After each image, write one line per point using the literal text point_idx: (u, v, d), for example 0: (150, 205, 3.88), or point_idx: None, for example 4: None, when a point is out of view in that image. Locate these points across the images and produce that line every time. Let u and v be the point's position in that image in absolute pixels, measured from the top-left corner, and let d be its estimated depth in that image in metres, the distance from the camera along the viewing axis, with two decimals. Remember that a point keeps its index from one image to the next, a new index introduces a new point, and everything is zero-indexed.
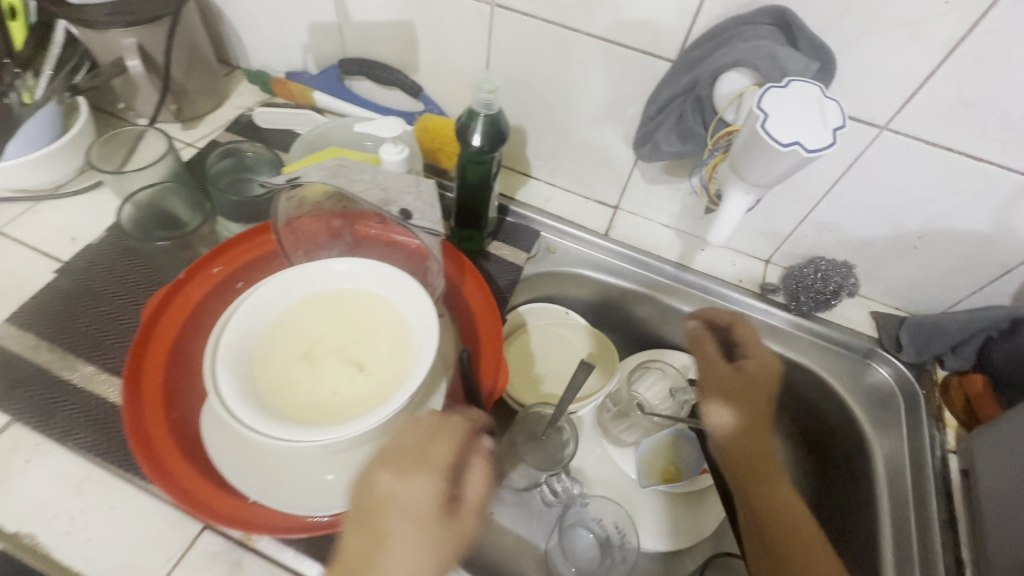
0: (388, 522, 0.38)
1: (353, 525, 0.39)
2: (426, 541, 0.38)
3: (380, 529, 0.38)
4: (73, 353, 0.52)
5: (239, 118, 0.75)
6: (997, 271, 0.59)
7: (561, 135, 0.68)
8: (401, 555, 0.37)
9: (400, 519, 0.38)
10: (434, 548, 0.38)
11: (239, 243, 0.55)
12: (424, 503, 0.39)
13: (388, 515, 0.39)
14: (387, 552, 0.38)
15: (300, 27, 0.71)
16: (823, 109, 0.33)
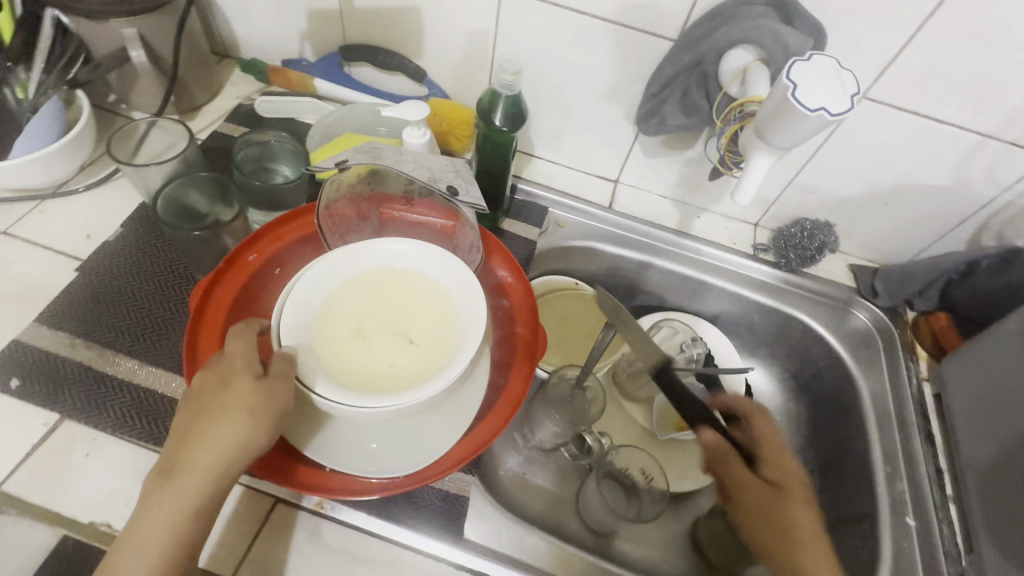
0: (202, 399, 0.41)
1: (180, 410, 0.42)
2: (239, 404, 0.40)
3: (197, 405, 0.41)
4: (110, 348, 0.51)
5: (238, 108, 0.74)
6: (956, 221, 0.67)
7: (564, 114, 0.72)
8: (223, 417, 0.40)
9: (213, 398, 0.41)
10: (251, 411, 0.40)
11: (267, 231, 0.55)
12: (223, 379, 0.41)
13: (210, 393, 0.41)
14: (206, 421, 0.40)
15: (298, 14, 0.71)
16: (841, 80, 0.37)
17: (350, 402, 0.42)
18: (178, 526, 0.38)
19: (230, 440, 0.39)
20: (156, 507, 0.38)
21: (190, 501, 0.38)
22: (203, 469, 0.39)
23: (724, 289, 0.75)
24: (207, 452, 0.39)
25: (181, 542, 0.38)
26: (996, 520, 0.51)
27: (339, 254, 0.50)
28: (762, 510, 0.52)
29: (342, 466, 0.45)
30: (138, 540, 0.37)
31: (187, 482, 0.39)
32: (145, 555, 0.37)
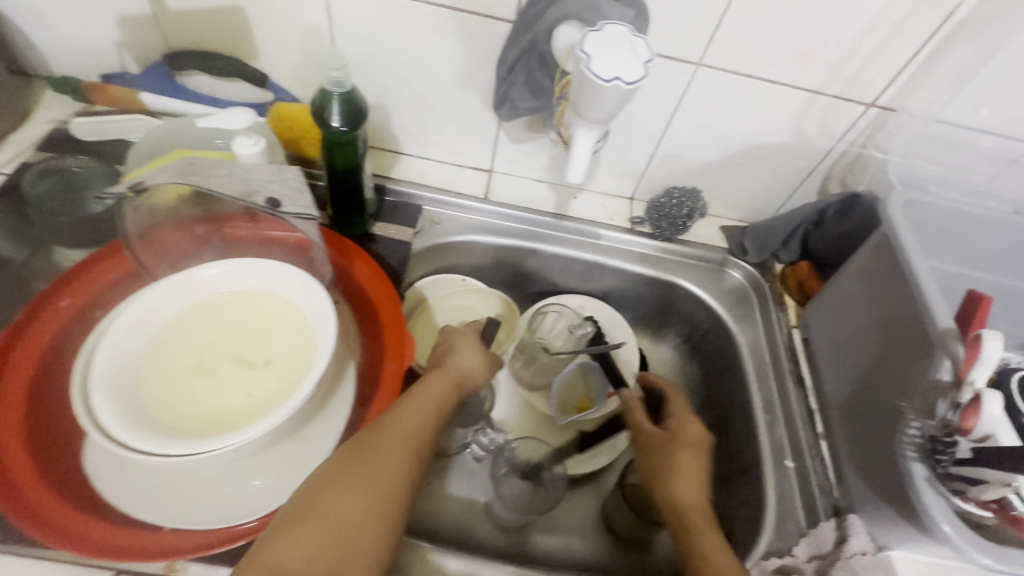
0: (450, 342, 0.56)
1: (441, 343, 0.57)
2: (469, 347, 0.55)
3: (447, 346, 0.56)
4: None
5: (53, 134, 0.65)
6: (805, 173, 0.71)
7: (422, 107, 0.68)
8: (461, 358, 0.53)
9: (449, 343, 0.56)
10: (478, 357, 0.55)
11: (85, 270, 0.49)
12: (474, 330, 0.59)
13: (450, 347, 0.55)
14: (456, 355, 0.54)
15: (106, 22, 0.63)
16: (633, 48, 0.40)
17: (184, 448, 0.38)
18: (414, 431, 0.44)
19: (468, 370, 0.53)
20: (391, 424, 0.44)
21: (430, 409, 0.46)
22: (446, 388, 0.50)
23: (610, 266, 0.75)
24: (451, 372, 0.51)
25: (412, 446, 0.43)
26: (857, 452, 0.54)
27: (170, 288, 0.46)
28: (658, 454, 0.55)
29: (190, 521, 0.41)
30: (380, 440, 0.42)
31: (426, 402, 0.47)
32: (387, 452, 0.42)
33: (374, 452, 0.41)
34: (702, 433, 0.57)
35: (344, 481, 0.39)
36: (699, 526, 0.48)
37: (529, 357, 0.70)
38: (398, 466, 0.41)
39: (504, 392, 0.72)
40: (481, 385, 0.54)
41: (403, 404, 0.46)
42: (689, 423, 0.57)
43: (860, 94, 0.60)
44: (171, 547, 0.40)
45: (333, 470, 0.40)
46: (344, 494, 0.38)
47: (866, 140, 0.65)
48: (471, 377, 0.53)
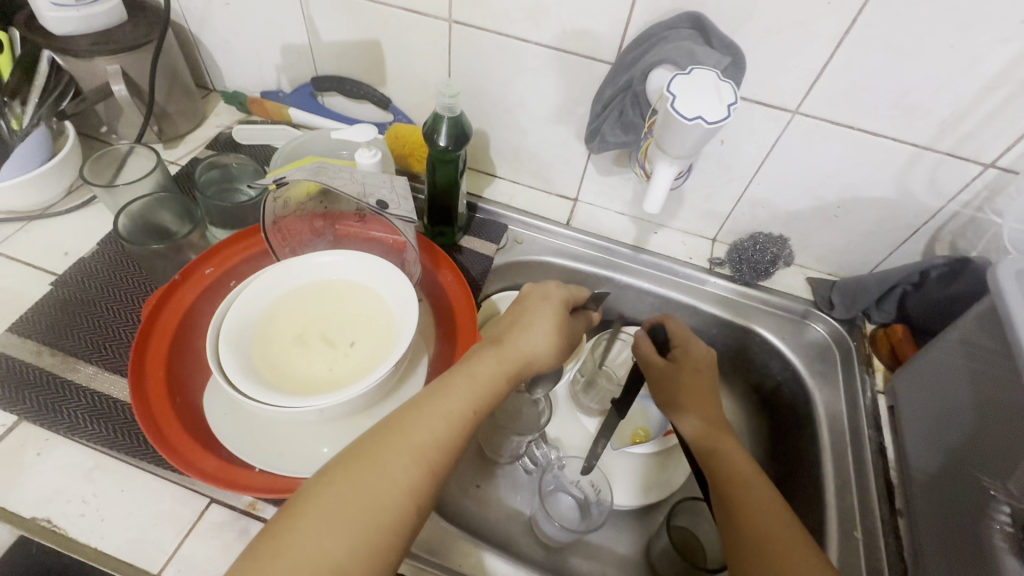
0: (525, 316, 0.55)
1: (513, 312, 0.57)
2: (546, 319, 0.55)
3: (515, 316, 0.56)
4: (73, 355, 0.54)
5: (219, 136, 0.80)
6: (908, 232, 0.67)
7: (520, 136, 0.75)
8: (532, 335, 0.53)
9: (520, 319, 0.55)
10: (556, 325, 0.55)
11: (227, 246, 0.60)
12: (560, 294, 0.58)
13: (519, 324, 0.54)
14: (519, 336, 0.53)
15: (273, 49, 0.77)
16: (718, 90, 0.43)
17: (282, 402, 0.45)
18: (432, 444, 0.43)
19: (532, 353, 0.52)
20: (413, 428, 0.43)
21: (453, 418, 0.45)
22: (486, 387, 0.48)
23: (683, 303, 0.75)
24: (508, 356, 0.51)
25: (426, 460, 0.42)
26: (937, 534, 0.49)
27: (284, 267, 0.54)
28: (673, 379, 0.58)
29: (272, 467, 0.47)
30: (391, 451, 0.41)
31: (458, 404, 0.46)
32: (399, 460, 0.41)
33: (378, 464, 0.40)
34: (710, 361, 0.60)
35: (341, 492, 0.39)
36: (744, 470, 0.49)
37: (589, 381, 0.71)
38: (402, 483, 0.40)
39: (561, 412, 0.73)
40: (551, 361, 0.54)
41: (423, 411, 0.44)
42: (697, 351, 0.60)
43: (977, 153, 0.57)
44: (254, 487, 0.46)
45: (335, 477, 0.40)
46: (338, 508, 0.38)
47: (982, 203, 0.60)
48: (536, 358, 0.53)
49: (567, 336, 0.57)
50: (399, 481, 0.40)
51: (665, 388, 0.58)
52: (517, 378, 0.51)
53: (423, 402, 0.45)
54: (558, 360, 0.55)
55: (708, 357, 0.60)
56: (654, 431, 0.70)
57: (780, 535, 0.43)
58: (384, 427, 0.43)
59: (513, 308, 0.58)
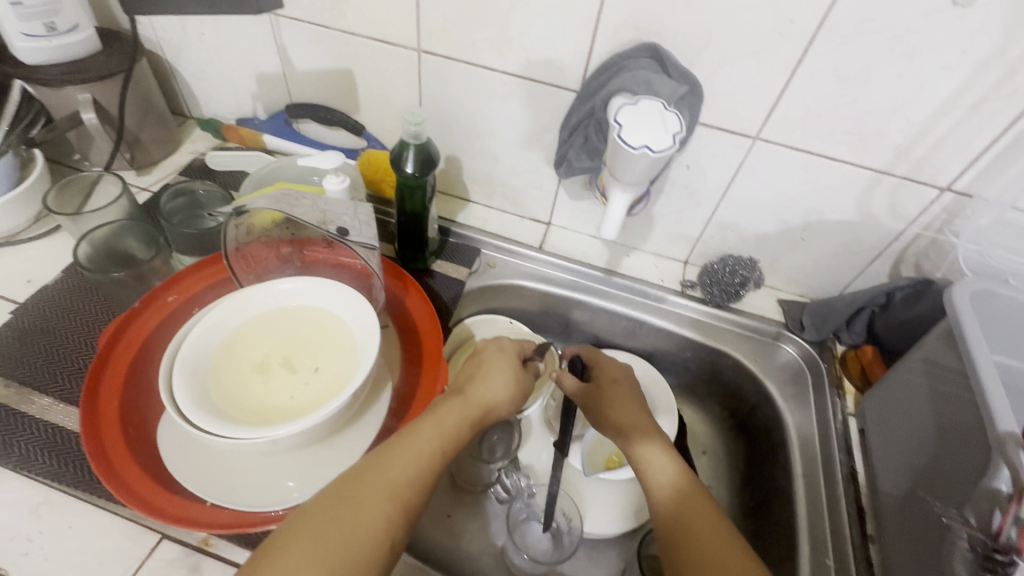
0: (483, 364, 0.56)
1: (466, 364, 0.58)
2: (504, 370, 0.56)
3: (474, 365, 0.57)
4: (29, 387, 0.53)
5: (193, 163, 0.80)
6: (873, 254, 0.68)
7: (492, 162, 0.75)
8: (493, 383, 0.54)
9: (480, 367, 0.56)
10: (513, 374, 0.56)
11: (190, 273, 0.59)
12: (508, 344, 0.60)
13: (478, 371, 0.55)
14: (481, 384, 0.53)
15: (248, 78, 0.78)
16: (664, 119, 0.44)
17: (234, 433, 0.43)
18: (403, 482, 0.41)
19: (494, 400, 0.53)
20: (385, 465, 0.42)
21: (424, 456, 0.44)
22: (454, 427, 0.48)
23: (656, 326, 0.75)
24: (473, 404, 0.51)
25: (398, 498, 0.40)
26: (909, 563, 0.49)
27: (249, 295, 0.54)
28: (600, 400, 0.60)
29: (226, 501, 0.46)
30: (362, 491, 0.40)
31: (430, 442, 0.45)
32: (372, 498, 0.40)
33: (351, 503, 0.39)
34: (622, 371, 0.64)
35: (306, 538, 0.36)
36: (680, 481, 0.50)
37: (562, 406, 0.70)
38: (376, 523, 0.39)
39: (534, 438, 0.72)
40: (509, 409, 0.55)
41: (394, 448, 0.43)
42: (606, 366, 0.64)
43: (932, 177, 0.58)
44: (210, 522, 0.45)
45: (301, 523, 0.37)
46: (304, 554, 0.35)
47: (942, 225, 0.61)
48: (496, 405, 0.53)
49: (525, 388, 0.58)
50: (372, 521, 0.38)
51: (593, 409, 0.60)
52: (481, 421, 0.51)
53: (392, 443, 0.44)
54: (513, 410, 0.55)
55: (619, 368, 0.64)
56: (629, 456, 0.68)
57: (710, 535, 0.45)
58: (352, 470, 0.42)
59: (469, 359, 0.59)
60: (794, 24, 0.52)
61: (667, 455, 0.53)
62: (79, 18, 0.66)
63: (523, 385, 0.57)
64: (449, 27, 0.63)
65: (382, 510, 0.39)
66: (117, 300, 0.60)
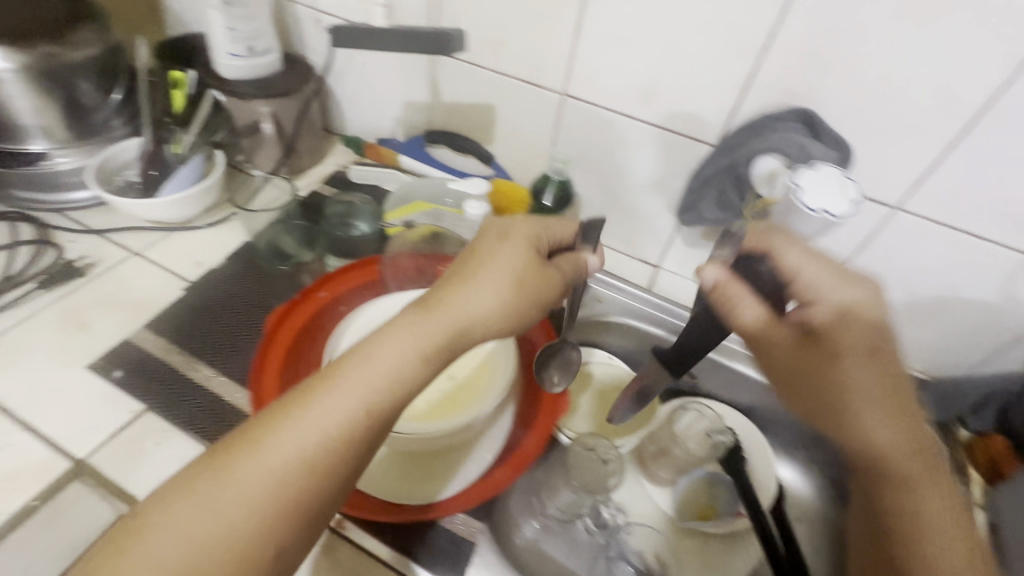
0: (480, 265, 0.46)
1: (460, 260, 0.47)
2: (496, 278, 0.45)
3: (466, 266, 0.46)
4: (196, 357, 0.61)
5: (335, 174, 0.89)
6: (1010, 340, 0.65)
7: (612, 201, 0.79)
8: (477, 297, 0.44)
9: (468, 270, 0.45)
10: (513, 289, 0.45)
11: (342, 273, 0.65)
12: (523, 240, 0.48)
13: (469, 275, 0.45)
14: (464, 297, 0.44)
15: (396, 104, 0.86)
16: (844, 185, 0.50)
17: None
18: (294, 465, 0.35)
19: (472, 314, 0.43)
20: (280, 428, 0.36)
21: (339, 422, 0.37)
22: (387, 376, 0.39)
23: (760, 381, 0.75)
24: (440, 318, 0.42)
25: (297, 471, 0.35)
26: None
27: (396, 303, 0.59)
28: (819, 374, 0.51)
29: (381, 494, 0.53)
30: (247, 459, 0.35)
31: (348, 400, 0.38)
32: (260, 468, 0.35)
33: (235, 474, 0.34)
34: (875, 320, 0.49)
35: (180, 511, 0.33)
36: (888, 483, 0.48)
37: (661, 448, 0.70)
38: (258, 500, 0.34)
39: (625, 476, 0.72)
40: (497, 325, 0.44)
41: (300, 414, 0.37)
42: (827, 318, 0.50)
43: None
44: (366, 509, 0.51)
45: (167, 518, 0.33)
46: (171, 550, 0.32)
47: None
48: (476, 324, 0.43)
49: (526, 297, 0.46)
50: (252, 493, 0.34)
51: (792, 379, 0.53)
52: (443, 352, 0.42)
53: (288, 413, 0.37)
54: (510, 330, 0.45)
55: (863, 330, 0.49)
56: (722, 509, 0.68)
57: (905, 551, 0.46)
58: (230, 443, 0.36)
59: (468, 248, 0.48)
60: (959, 104, 0.52)
61: (926, 477, 0.47)
62: (272, 43, 0.76)
63: (527, 293, 0.46)
64: (598, 76, 0.68)
65: (269, 485, 0.35)
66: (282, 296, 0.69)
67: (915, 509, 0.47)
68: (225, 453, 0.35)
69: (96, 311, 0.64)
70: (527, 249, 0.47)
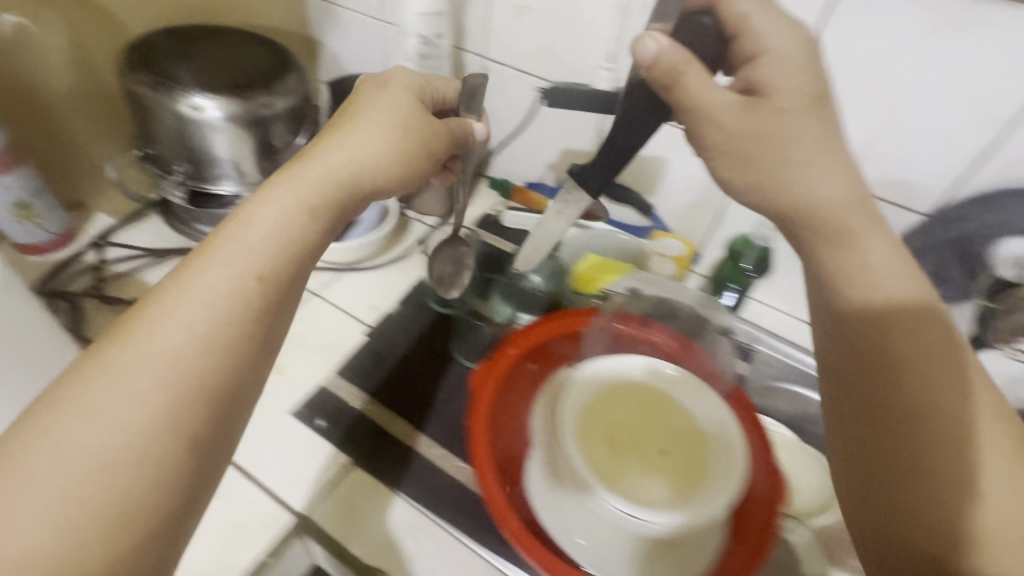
0: (360, 114, 0.49)
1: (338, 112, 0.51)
2: (377, 122, 0.49)
3: (344, 116, 0.50)
4: (391, 409, 0.60)
5: (486, 218, 0.87)
6: None
7: (785, 262, 0.76)
8: (362, 141, 0.47)
9: (353, 119, 0.49)
10: (380, 129, 0.48)
11: (531, 328, 0.64)
12: (406, 95, 0.52)
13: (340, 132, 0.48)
14: (347, 138, 0.47)
15: (554, 150, 0.86)
16: None
17: (625, 503, 0.49)
18: (189, 350, 0.35)
19: (362, 157, 0.47)
20: (154, 326, 0.35)
21: (205, 302, 0.36)
22: (239, 255, 0.39)
23: None
24: (346, 171, 0.46)
25: (179, 371, 0.34)
26: None
27: (604, 364, 0.59)
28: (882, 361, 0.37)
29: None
30: (130, 357, 0.33)
31: (197, 284, 0.37)
32: (134, 372, 0.33)
33: (121, 373, 0.33)
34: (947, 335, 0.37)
35: (79, 416, 0.31)
36: (893, 325, 0.38)
37: None
38: (143, 400, 0.32)
39: None
40: (385, 174, 0.48)
41: (159, 318, 0.35)
42: (788, 87, 0.43)
43: None
44: None
45: (70, 418, 0.31)
46: (65, 463, 0.30)
47: None
48: (370, 168, 0.47)
49: (411, 148, 0.50)
50: (137, 392, 0.32)
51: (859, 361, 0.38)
52: (349, 190, 0.46)
53: (154, 304, 0.36)
54: (399, 175, 0.49)
55: (899, 317, 0.38)
56: None
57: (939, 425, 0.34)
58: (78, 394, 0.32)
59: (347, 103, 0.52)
60: None
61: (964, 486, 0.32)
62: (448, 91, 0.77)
63: (403, 139, 0.49)
64: None
65: (148, 398, 0.32)
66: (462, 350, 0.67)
67: (903, 358, 0.36)
68: (98, 353, 0.34)
69: (288, 352, 0.65)
70: (406, 97, 0.52)
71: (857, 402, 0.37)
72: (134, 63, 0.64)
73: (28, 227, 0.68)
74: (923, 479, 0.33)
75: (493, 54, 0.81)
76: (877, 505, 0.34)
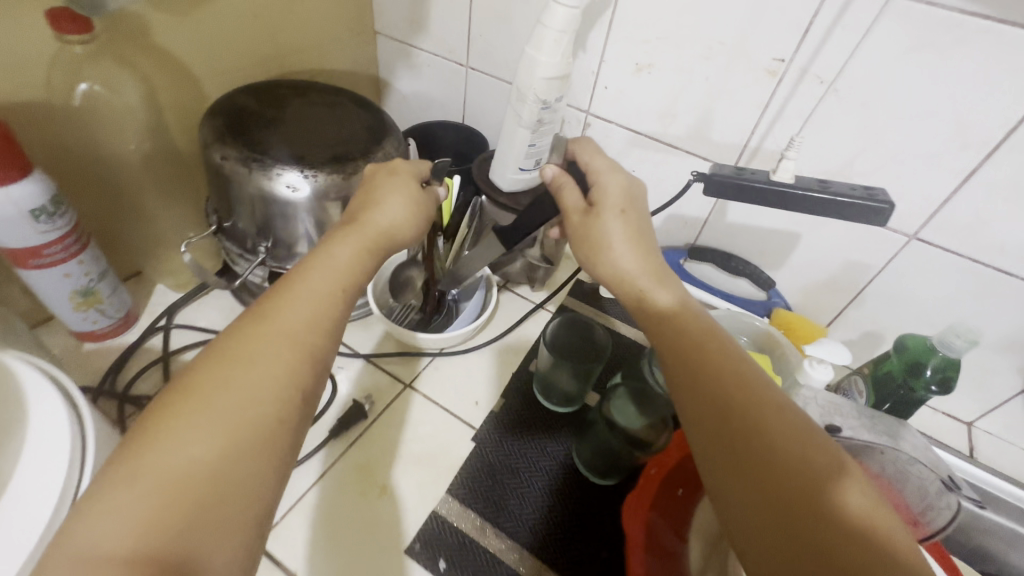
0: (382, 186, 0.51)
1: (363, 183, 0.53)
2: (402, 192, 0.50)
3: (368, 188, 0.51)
4: (520, 543, 0.52)
5: (582, 283, 0.79)
6: None
7: None
8: (391, 207, 0.49)
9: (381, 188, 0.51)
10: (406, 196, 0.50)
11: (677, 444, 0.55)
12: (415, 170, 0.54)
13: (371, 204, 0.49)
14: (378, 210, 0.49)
15: (659, 215, 0.78)
16: None
17: None
18: (304, 328, 0.38)
19: (392, 227, 0.48)
20: (271, 316, 0.38)
21: (318, 299, 0.40)
22: (327, 279, 0.42)
23: None
24: (368, 232, 0.47)
25: (299, 349, 0.37)
26: None
27: None
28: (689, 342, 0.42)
29: None
30: (255, 343, 0.36)
31: (311, 288, 0.41)
32: (265, 352, 0.36)
33: (246, 359, 0.36)
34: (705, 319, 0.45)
35: (211, 395, 0.33)
36: (705, 344, 0.42)
37: None
38: (272, 374, 0.36)
39: None
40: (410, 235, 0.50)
41: (277, 308, 0.39)
42: (612, 190, 0.52)
43: None
44: None
45: (208, 404, 0.33)
46: (207, 436, 0.32)
47: None
48: (397, 233, 0.49)
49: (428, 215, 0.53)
50: (260, 374, 0.35)
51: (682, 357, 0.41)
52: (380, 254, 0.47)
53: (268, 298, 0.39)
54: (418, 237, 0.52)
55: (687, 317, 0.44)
56: None
57: (789, 435, 0.35)
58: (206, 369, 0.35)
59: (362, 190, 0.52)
60: None
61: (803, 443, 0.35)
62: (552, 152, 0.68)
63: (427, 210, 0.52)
64: (975, 226, 0.57)
65: (272, 379, 0.35)
66: (595, 468, 0.58)
67: (712, 359, 0.40)
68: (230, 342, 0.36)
69: (390, 465, 0.57)
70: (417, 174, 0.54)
71: (709, 403, 0.38)
72: (223, 134, 0.56)
73: (89, 315, 0.59)
74: (788, 475, 0.34)
75: (599, 111, 0.73)
76: (745, 486, 0.35)
